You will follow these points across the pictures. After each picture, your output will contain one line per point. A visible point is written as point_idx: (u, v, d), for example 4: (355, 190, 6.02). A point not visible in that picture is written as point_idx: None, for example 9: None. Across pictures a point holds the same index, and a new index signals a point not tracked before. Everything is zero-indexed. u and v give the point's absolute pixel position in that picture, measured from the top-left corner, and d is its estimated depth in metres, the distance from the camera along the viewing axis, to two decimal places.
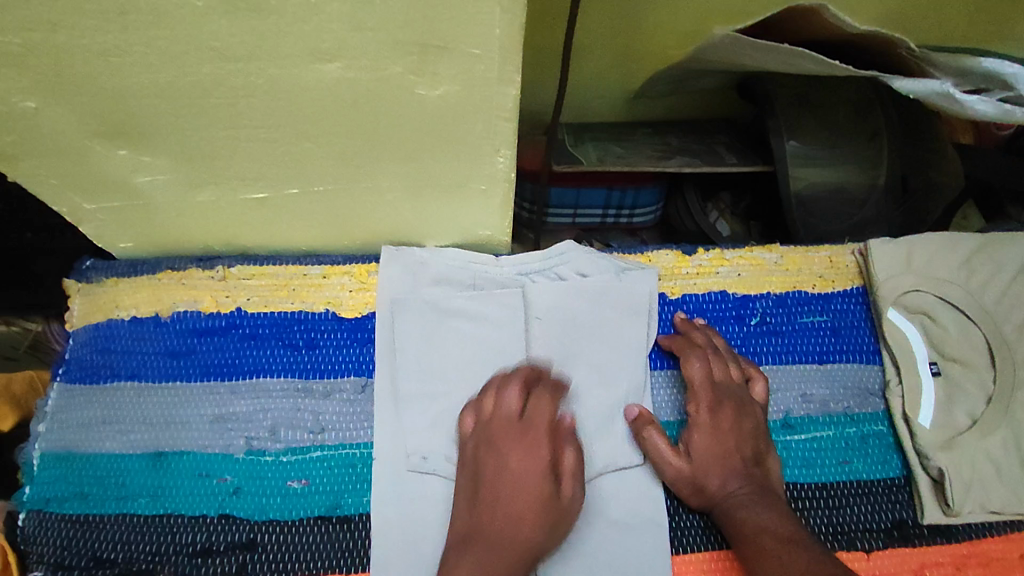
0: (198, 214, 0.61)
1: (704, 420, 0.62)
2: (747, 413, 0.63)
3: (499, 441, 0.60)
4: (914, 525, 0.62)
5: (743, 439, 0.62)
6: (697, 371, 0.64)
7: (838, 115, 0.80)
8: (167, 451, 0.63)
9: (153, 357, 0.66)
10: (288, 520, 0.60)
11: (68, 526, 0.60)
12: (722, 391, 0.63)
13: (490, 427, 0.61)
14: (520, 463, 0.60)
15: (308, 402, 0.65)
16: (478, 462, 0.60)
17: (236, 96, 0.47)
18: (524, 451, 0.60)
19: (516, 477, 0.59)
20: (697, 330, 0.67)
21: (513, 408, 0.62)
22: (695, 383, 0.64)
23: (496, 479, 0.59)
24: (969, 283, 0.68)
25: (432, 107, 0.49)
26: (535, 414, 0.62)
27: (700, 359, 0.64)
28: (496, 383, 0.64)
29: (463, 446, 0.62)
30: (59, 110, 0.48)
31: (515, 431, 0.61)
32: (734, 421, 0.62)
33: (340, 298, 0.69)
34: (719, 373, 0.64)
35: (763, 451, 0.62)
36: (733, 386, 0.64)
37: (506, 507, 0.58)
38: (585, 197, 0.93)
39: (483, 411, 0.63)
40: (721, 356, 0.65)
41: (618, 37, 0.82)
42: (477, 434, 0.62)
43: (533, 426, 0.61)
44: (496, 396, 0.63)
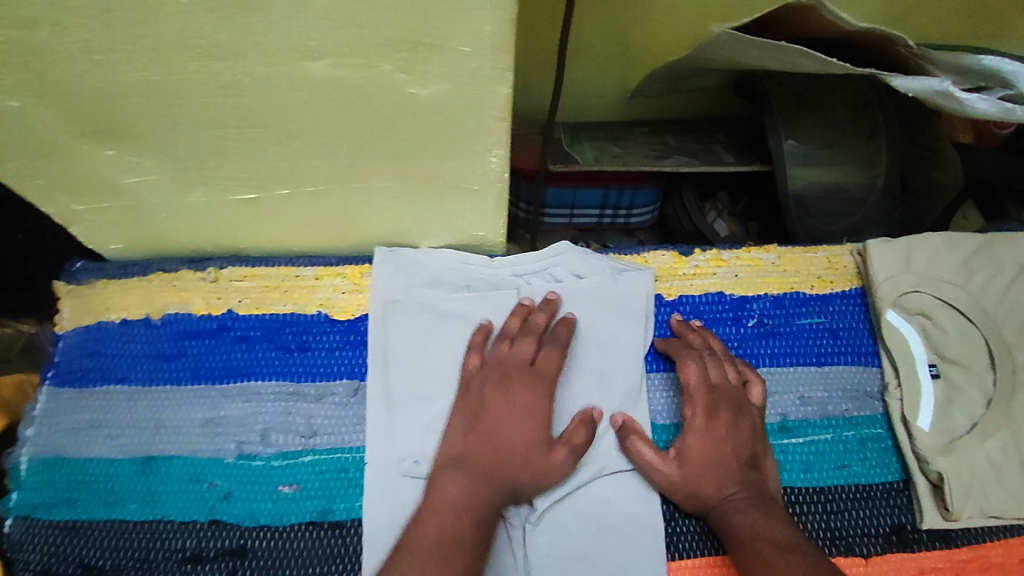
0: (188, 214, 0.60)
1: (699, 423, 0.62)
2: (744, 415, 0.62)
3: (509, 382, 0.62)
4: (913, 529, 0.61)
5: (741, 441, 0.61)
6: (694, 374, 0.63)
7: (836, 113, 0.79)
8: (156, 456, 0.62)
9: (143, 360, 0.65)
10: (279, 525, 0.60)
11: (56, 532, 0.59)
12: (718, 395, 0.62)
13: (504, 365, 0.63)
14: (527, 405, 0.61)
15: (300, 405, 0.64)
16: (482, 397, 0.62)
17: (223, 96, 0.46)
18: (533, 394, 0.61)
19: (522, 418, 0.60)
20: (694, 333, 0.67)
21: (526, 355, 0.63)
22: (691, 387, 0.63)
23: (500, 416, 0.60)
24: (969, 284, 0.67)
25: (423, 106, 0.48)
26: (546, 362, 0.63)
27: (696, 361, 0.64)
28: (513, 331, 0.65)
29: (466, 382, 0.63)
30: (44, 110, 0.48)
31: (526, 376, 0.62)
32: (731, 424, 0.61)
33: (333, 300, 0.68)
34: (715, 375, 0.63)
35: (761, 453, 0.61)
36: (729, 388, 0.63)
37: (502, 441, 0.59)
38: (582, 197, 0.92)
39: (495, 351, 0.64)
40: (717, 358, 0.64)
41: (614, 35, 0.82)
42: (486, 370, 0.63)
43: (543, 373, 0.63)
44: (512, 343, 0.64)
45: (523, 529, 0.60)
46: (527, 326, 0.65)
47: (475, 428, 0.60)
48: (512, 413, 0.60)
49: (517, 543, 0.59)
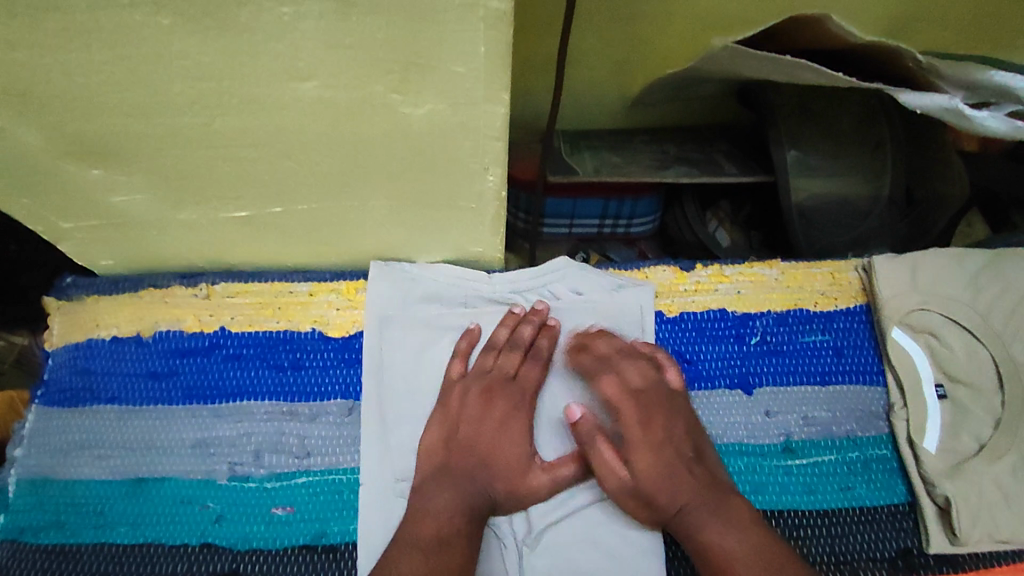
0: (178, 232, 0.59)
1: (636, 434, 0.60)
2: (672, 411, 0.61)
3: (492, 395, 0.63)
4: (919, 554, 0.60)
5: (678, 435, 0.60)
6: (613, 388, 0.62)
7: (840, 125, 0.78)
8: (147, 477, 0.61)
9: (133, 378, 0.64)
10: (272, 549, 0.58)
11: (44, 557, 0.58)
12: (642, 396, 0.61)
13: (487, 378, 0.63)
14: (503, 418, 0.62)
15: (293, 425, 0.63)
16: (462, 408, 0.63)
17: (210, 116, 0.45)
18: (512, 407, 0.62)
19: (500, 430, 0.61)
20: (600, 338, 0.65)
21: (509, 369, 0.64)
22: (614, 399, 0.62)
23: (477, 427, 0.62)
24: (976, 301, 0.66)
25: (417, 126, 0.46)
26: (529, 373, 0.64)
27: (611, 372, 0.63)
28: (500, 343, 0.65)
29: (448, 391, 0.64)
30: (28, 131, 0.46)
31: (507, 388, 0.63)
32: (662, 423, 0.60)
33: (327, 317, 0.67)
34: (636, 378, 0.62)
35: (699, 443, 0.61)
36: (651, 388, 0.62)
37: (485, 454, 0.61)
38: (582, 207, 0.91)
39: (479, 362, 0.65)
40: (635, 358, 0.63)
41: (615, 44, 0.80)
42: (469, 382, 0.64)
43: (525, 386, 0.63)
44: (497, 355, 0.65)
45: (520, 551, 0.59)
46: (512, 338, 0.65)
47: (454, 442, 0.61)
48: (489, 426, 0.62)
49: (511, 565, 0.58)
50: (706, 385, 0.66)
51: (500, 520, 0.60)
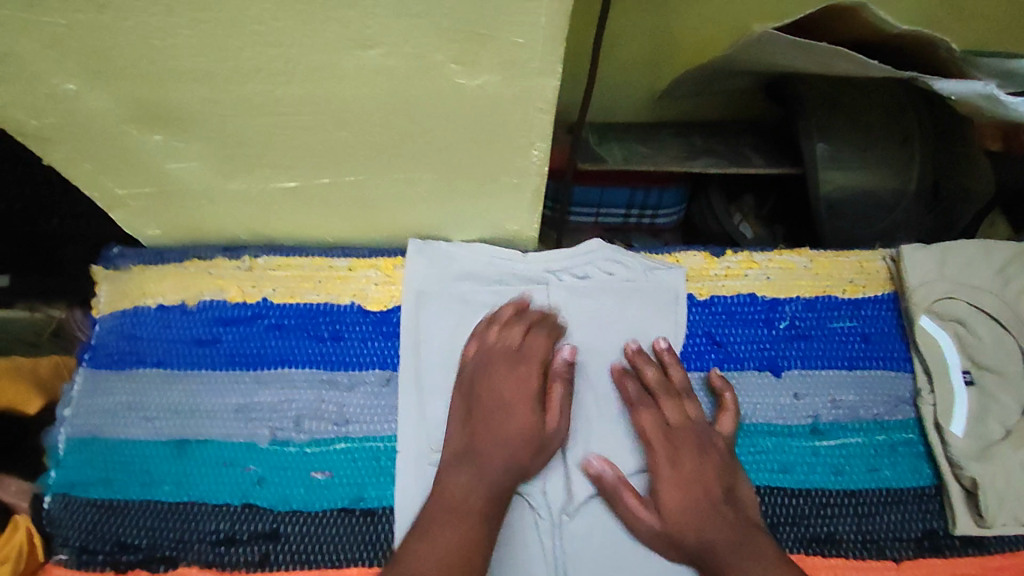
0: (229, 201, 0.61)
1: (667, 471, 0.62)
2: (708, 449, 0.62)
3: (499, 368, 0.64)
4: (945, 535, 0.61)
5: (710, 477, 0.61)
6: (649, 422, 0.64)
7: (869, 117, 0.78)
8: (189, 439, 0.63)
9: (178, 344, 0.66)
10: (311, 510, 0.60)
11: (94, 510, 0.60)
12: (677, 435, 0.63)
13: (492, 353, 0.65)
14: (514, 390, 0.63)
15: (332, 393, 0.64)
16: (474, 386, 0.64)
17: (274, 83, 0.47)
18: (521, 377, 0.64)
19: (511, 399, 0.63)
20: (646, 363, 0.66)
21: (512, 341, 0.65)
22: (648, 435, 0.63)
23: (490, 399, 0.63)
24: (1004, 291, 0.67)
25: (472, 97, 0.48)
26: (532, 345, 0.65)
27: (650, 408, 0.64)
28: (505, 317, 0.67)
29: (462, 368, 0.66)
30: (98, 96, 0.48)
31: (512, 360, 0.64)
32: (694, 462, 0.62)
33: (365, 292, 0.69)
34: (673, 414, 0.64)
35: (734, 484, 0.61)
36: (690, 427, 0.63)
37: (501, 429, 0.61)
38: (608, 197, 0.93)
39: (484, 340, 0.66)
40: (677, 395, 0.65)
41: (649, 35, 0.83)
42: (479, 359, 0.65)
43: (529, 355, 0.65)
44: (501, 329, 0.66)
45: (557, 519, 0.61)
46: (520, 313, 0.68)
47: (474, 410, 0.63)
48: (501, 395, 0.63)
49: (546, 533, 0.61)
50: (735, 366, 0.67)
51: (532, 490, 0.62)
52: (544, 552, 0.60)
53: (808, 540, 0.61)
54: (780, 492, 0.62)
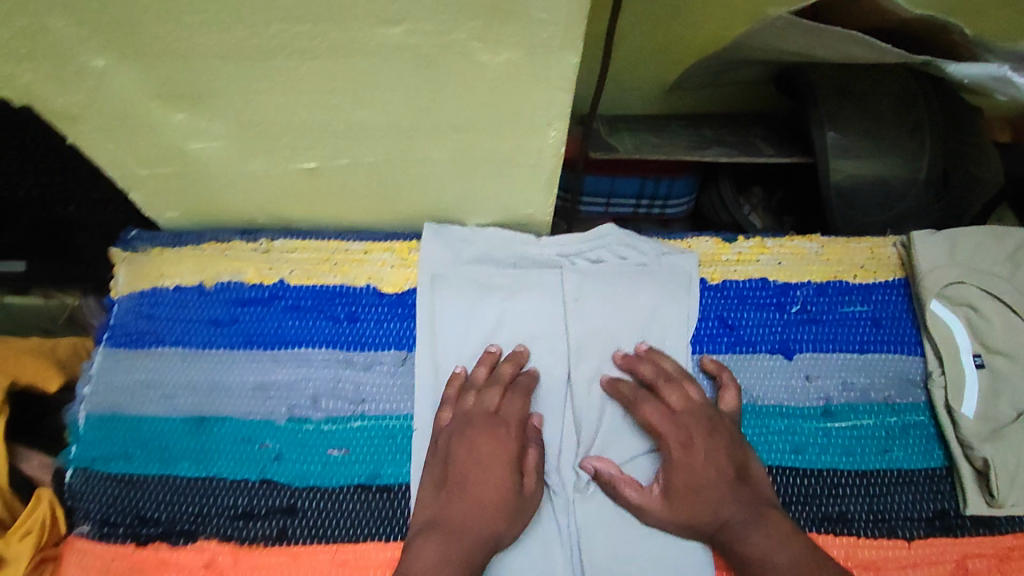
0: (248, 183, 0.62)
1: (677, 458, 0.60)
2: (718, 431, 0.61)
3: (474, 434, 0.60)
4: (956, 515, 0.62)
5: (721, 459, 0.60)
6: (654, 413, 0.62)
7: (881, 105, 0.78)
8: (208, 416, 0.63)
9: (196, 324, 0.67)
10: (328, 486, 0.61)
11: (114, 484, 0.61)
12: (684, 420, 0.62)
13: (469, 417, 0.62)
14: (491, 454, 0.60)
15: (348, 372, 0.65)
16: (448, 451, 0.60)
17: (299, 60, 0.48)
18: (498, 441, 0.60)
19: (488, 462, 0.59)
20: (642, 361, 0.65)
21: (491, 404, 0.62)
22: (655, 426, 0.62)
23: (466, 466, 0.59)
24: (1015, 277, 0.67)
25: (493, 74, 0.49)
26: (510, 408, 0.62)
27: (652, 399, 0.63)
28: (480, 381, 0.64)
29: (436, 433, 0.62)
30: (124, 73, 0.49)
31: (488, 425, 0.61)
32: (705, 446, 0.60)
33: (381, 274, 0.70)
34: (676, 401, 0.63)
35: (744, 462, 0.60)
36: (696, 411, 0.62)
37: (478, 494, 0.58)
38: (619, 186, 0.93)
39: (461, 404, 0.63)
40: (676, 380, 0.64)
41: (661, 25, 0.83)
42: (454, 424, 0.62)
43: (507, 418, 0.62)
44: (478, 394, 0.63)
45: (571, 497, 0.62)
46: (493, 375, 0.65)
47: (451, 472, 0.59)
48: (478, 459, 0.59)
49: (560, 510, 0.61)
50: (747, 349, 0.68)
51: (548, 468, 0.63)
52: (558, 529, 0.61)
53: (821, 519, 0.61)
54: (791, 472, 0.63)
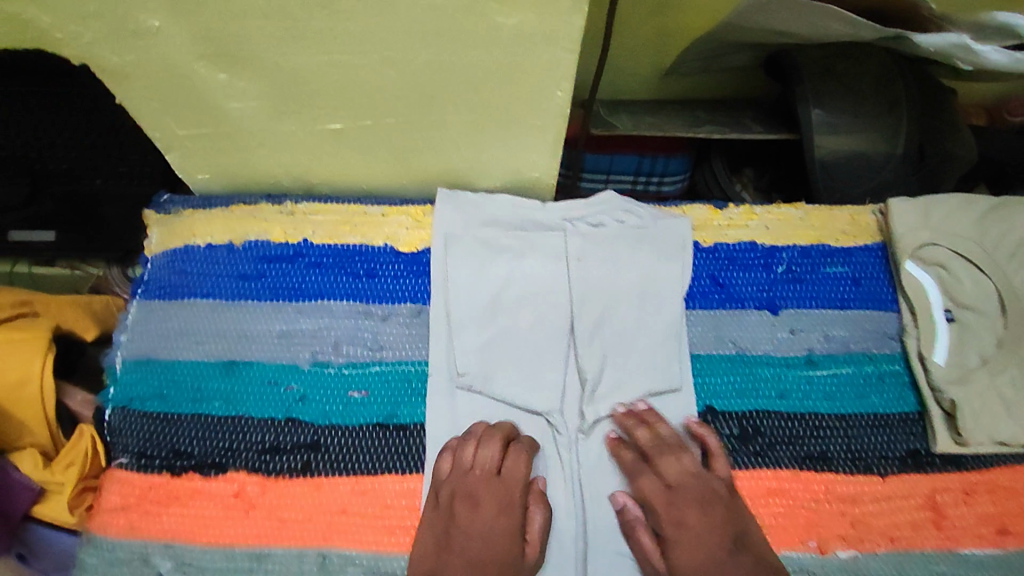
0: (277, 143, 0.67)
1: (672, 533, 0.61)
2: (712, 503, 0.62)
3: (476, 498, 0.63)
4: (927, 454, 0.67)
5: (720, 525, 0.61)
6: (649, 486, 0.64)
7: (862, 85, 0.84)
8: (237, 361, 0.68)
9: (225, 278, 0.72)
10: (349, 424, 0.66)
11: (149, 421, 0.66)
12: (679, 495, 0.63)
13: (469, 478, 0.63)
14: (491, 519, 0.62)
15: (368, 323, 0.70)
16: (452, 508, 0.62)
17: (335, 20, 0.53)
18: (499, 509, 0.62)
19: (488, 533, 0.61)
20: (638, 425, 0.67)
21: (491, 460, 0.64)
22: (650, 499, 0.64)
23: (467, 534, 0.61)
24: (982, 239, 0.73)
25: (508, 35, 0.55)
26: (512, 467, 0.64)
27: (648, 472, 0.65)
28: (478, 434, 0.66)
29: (436, 488, 0.63)
30: (176, 32, 0.54)
31: (491, 487, 0.63)
32: (700, 518, 0.62)
33: (397, 235, 0.74)
34: (671, 473, 0.65)
35: (744, 531, 0.61)
36: (690, 483, 0.64)
37: (475, 556, 0.60)
38: (617, 164, 0.99)
39: (460, 456, 0.64)
40: (671, 449, 0.66)
41: (659, 11, 0.89)
42: (455, 482, 0.63)
43: (510, 481, 0.64)
44: (477, 447, 0.64)
45: (574, 436, 0.67)
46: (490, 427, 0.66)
47: (451, 539, 0.61)
48: (477, 530, 0.61)
49: (564, 448, 0.67)
50: (736, 306, 0.73)
51: (555, 411, 0.68)
52: (561, 468, 0.66)
53: (803, 458, 0.66)
54: (777, 414, 0.68)
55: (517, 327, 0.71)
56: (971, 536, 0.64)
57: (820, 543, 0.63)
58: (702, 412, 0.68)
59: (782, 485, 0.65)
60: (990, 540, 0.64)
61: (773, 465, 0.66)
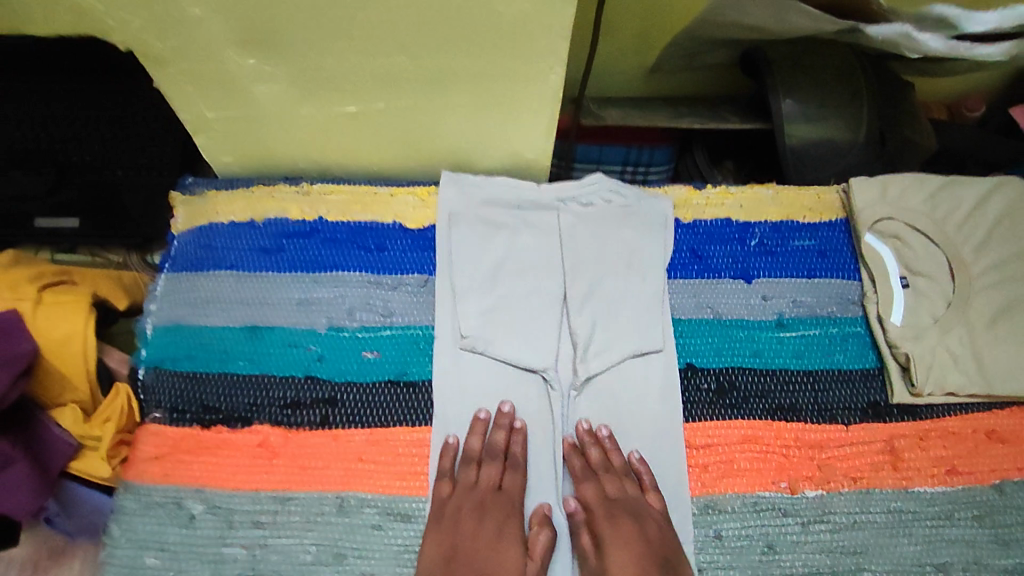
0: (297, 126, 0.74)
1: (610, 531, 0.66)
2: (646, 520, 0.67)
3: (484, 508, 0.67)
4: (886, 405, 0.75)
5: (653, 542, 0.65)
6: (591, 493, 0.69)
7: (827, 77, 0.92)
8: (260, 325, 0.75)
9: (247, 252, 0.78)
10: (363, 381, 0.72)
11: (180, 379, 0.72)
12: (618, 505, 0.68)
13: (478, 493, 0.68)
14: (499, 527, 0.66)
15: (379, 291, 0.77)
16: (457, 519, 0.66)
17: (356, 9, 0.60)
18: (505, 516, 0.67)
19: (495, 546, 0.65)
20: (591, 445, 0.71)
21: (494, 479, 0.70)
22: (590, 503, 0.69)
23: (474, 544, 0.65)
24: (933, 213, 0.81)
25: (508, 22, 0.62)
26: (512, 484, 0.69)
27: (592, 482, 0.70)
28: (478, 455, 0.70)
29: (439, 508, 0.67)
30: (215, 20, 0.62)
31: (496, 499, 0.68)
32: (632, 529, 0.66)
33: (405, 213, 0.81)
34: (613, 489, 0.69)
35: (673, 555, 0.65)
36: (627, 499, 0.69)
37: (482, 564, 0.63)
38: (607, 154, 1.06)
39: (463, 476, 0.69)
40: (618, 471, 0.70)
41: (643, 11, 0.96)
42: (459, 498, 0.68)
43: (512, 495, 0.69)
44: (478, 468, 0.70)
45: (567, 393, 0.74)
46: (488, 447, 0.70)
47: (457, 559, 0.63)
48: (484, 541, 0.65)
49: (557, 403, 0.73)
50: (714, 275, 0.80)
51: (552, 373, 0.74)
52: (555, 422, 0.73)
53: (775, 409, 0.74)
54: (750, 370, 0.75)
55: (515, 296, 0.77)
56: (925, 475, 0.71)
57: (791, 484, 0.70)
58: (684, 368, 0.75)
59: (756, 433, 0.72)
60: (941, 479, 0.71)
61: (748, 415, 0.73)
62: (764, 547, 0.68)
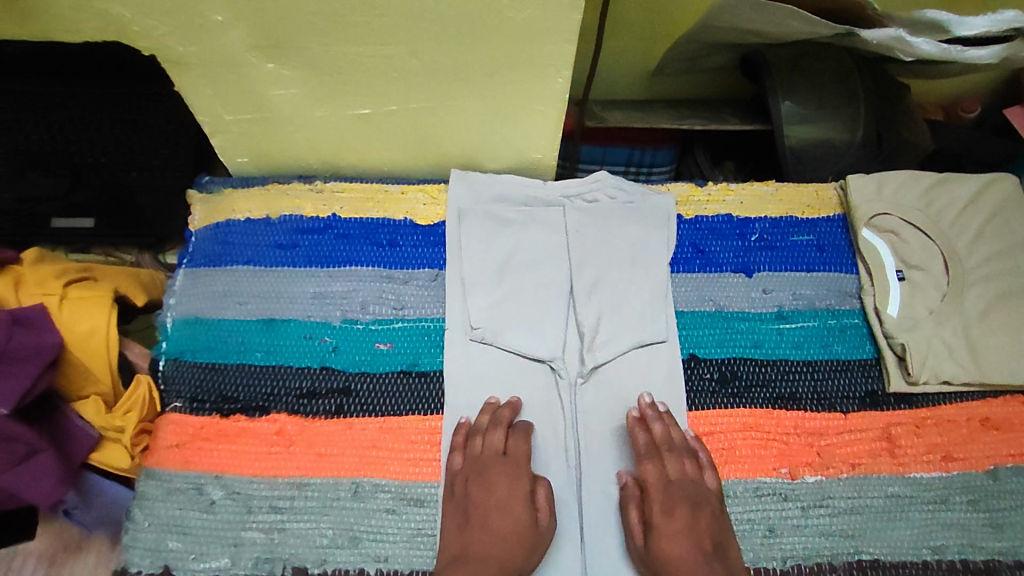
0: (313, 127, 0.77)
1: (662, 519, 0.67)
2: (702, 507, 0.68)
3: (489, 474, 0.69)
4: (883, 393, 0.77)
5: (702, 529, 0.67)
6: (653, 473, 0.70)
7: (825, 79, 0.94)
8: (276, 318, 0.77)
9: (262, 247, 0.80)
10: (376, 372, 0.75)
11: (199, 370, 0.75)
12: (674, 490, 0.69)
13: (482, 460, 0.70)
14: (507, 492, 0.68)
15: (391, 286, 0.79)
16: (466, 494, 0.69)
17: (372, 16, 0.63)
18: (512, 479, 0.69)
19: (509, 492, 0.68)
20: (656, 421, 0.73)
21: (499, 446, 0.71)
22: (650, 485, 0.70)
23: (485, 507, 0.68)
24: (928, 209, 0.83)
25: (517, 27, 0.65)
26: (516, 447, 0.71)
27: (655, 461, 0.71)
28: (484, 426, 0.72)
29: (451, 479, 0.70)
30: (236, 27, 0.64)
31: (500, 466, 0.70)
32: (689, 514, 0.67)
33: (416, 210, 0.83)
34: (673, 469, 0.70)
35: (723, 540, 0.67)
36: (686, 483, 0.69)
37: (494, 527, 0.66)
38: (610, 155, 1.08)
39: (470, 446, 0.71)
40: (679, 451, 0.71)
41: (645, 16, 0.99)
42: (467, 468, 0.70)
43: (518, 458, 0.71)
44: (485, 436, 0.71)
45: (574, 380, 0.76)
46: (494, 418, 0.73)
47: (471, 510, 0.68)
48: (497, 496, 0.68)
49: (566, 390, 0.76)
50: (715, 269, 0.83)
51: (561, 362, 0.77)
52: (564, 409, 0.75)
53: (776, 398, 0.76)
54: (752, 360, 0.77)
55: (523, 289, 0.80)
56: (921, 461, 0.73)
57: (790, 470, 0.73)
58: (687, 358, 0.78)
59: (757, 420, 0.75)
60: (937, 465, 0.73)
61: (749, 403, 0.75)
62: (765, 530, 0.70)
